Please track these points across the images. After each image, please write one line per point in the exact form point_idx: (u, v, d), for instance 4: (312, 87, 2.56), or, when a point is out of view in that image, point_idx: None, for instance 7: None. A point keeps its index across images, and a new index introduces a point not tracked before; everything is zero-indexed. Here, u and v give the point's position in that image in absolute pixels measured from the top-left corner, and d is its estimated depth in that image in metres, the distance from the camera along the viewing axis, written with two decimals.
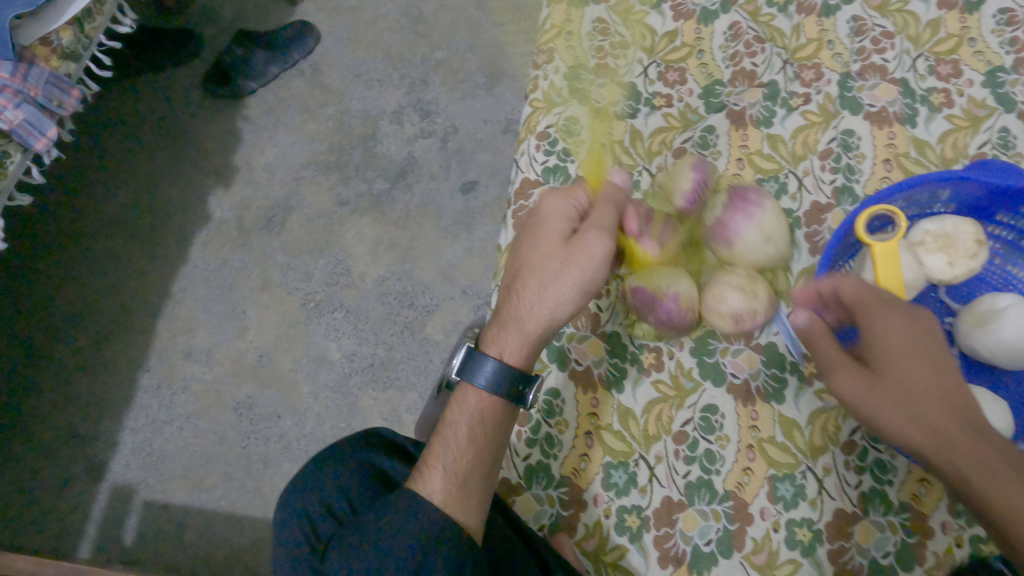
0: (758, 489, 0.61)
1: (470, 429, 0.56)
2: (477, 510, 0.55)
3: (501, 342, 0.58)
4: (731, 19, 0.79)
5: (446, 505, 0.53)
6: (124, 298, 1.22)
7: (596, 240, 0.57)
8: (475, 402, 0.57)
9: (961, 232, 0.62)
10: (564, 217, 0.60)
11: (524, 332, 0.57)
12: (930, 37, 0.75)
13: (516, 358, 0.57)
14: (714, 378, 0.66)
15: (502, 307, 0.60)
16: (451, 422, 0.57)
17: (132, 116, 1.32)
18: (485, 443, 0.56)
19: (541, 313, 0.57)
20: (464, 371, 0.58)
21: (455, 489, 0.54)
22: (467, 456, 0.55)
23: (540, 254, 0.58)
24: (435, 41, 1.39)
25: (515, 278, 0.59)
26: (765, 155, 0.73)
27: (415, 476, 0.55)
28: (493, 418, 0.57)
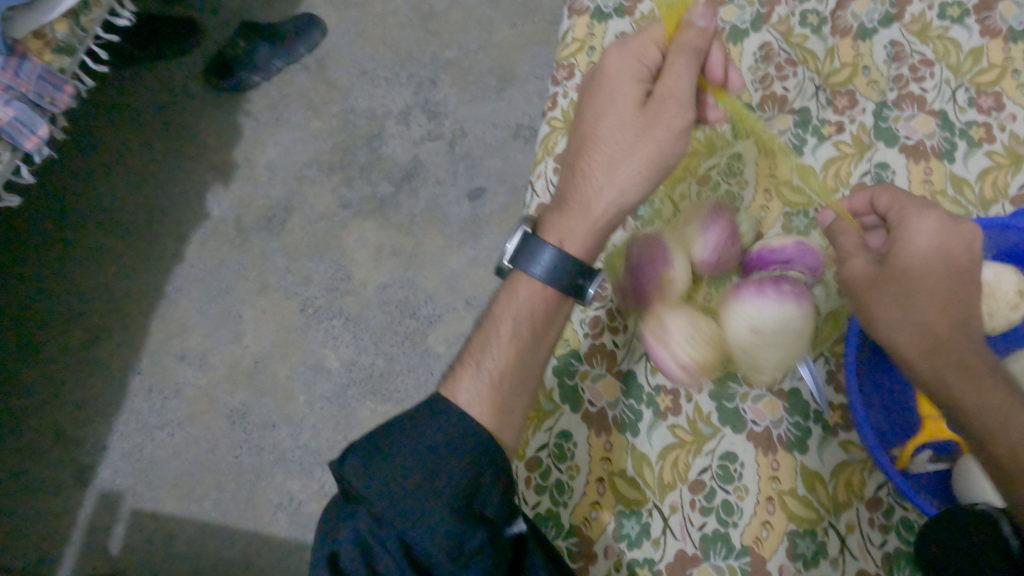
0: (777, 545, 0.58)
1: (516, 326, 0.56)
2: (510, 423, 0.55)
3: (564, 229, 0.57)
4: (762, 39, 0.75)
5: (476, 410, 0.53)
6: (117, 296, 1.18)
7: (672, 115, 0.54)
8: (524, 293, 0.57)
9: (1002, 282, 0.59)
10: (635, 80, 0.56)
11: (591, 219, 0.57)
12: (971, 66, 0.71)
13: (578, 247, 0.57)
14: (734, 424, 0.62)
15: (569, 186, 0.59)
16: (496, 317, 0.57)
17: (130, 106, 1.28)
18: (528, 344, 0.56)
19: (609, 199, 0.56)
20: (518, 257, 0.57)
21: (492, 395, 0.54)
22: (507, 358, 0.55)
23: (609, 126, 0.56)
24: (446, 39, 1.35)
25: (584, 153, 0.57)
26: (795, 186, 0.70)
27: (449, 381, 0.56)
28: (544, 310, 0.57)
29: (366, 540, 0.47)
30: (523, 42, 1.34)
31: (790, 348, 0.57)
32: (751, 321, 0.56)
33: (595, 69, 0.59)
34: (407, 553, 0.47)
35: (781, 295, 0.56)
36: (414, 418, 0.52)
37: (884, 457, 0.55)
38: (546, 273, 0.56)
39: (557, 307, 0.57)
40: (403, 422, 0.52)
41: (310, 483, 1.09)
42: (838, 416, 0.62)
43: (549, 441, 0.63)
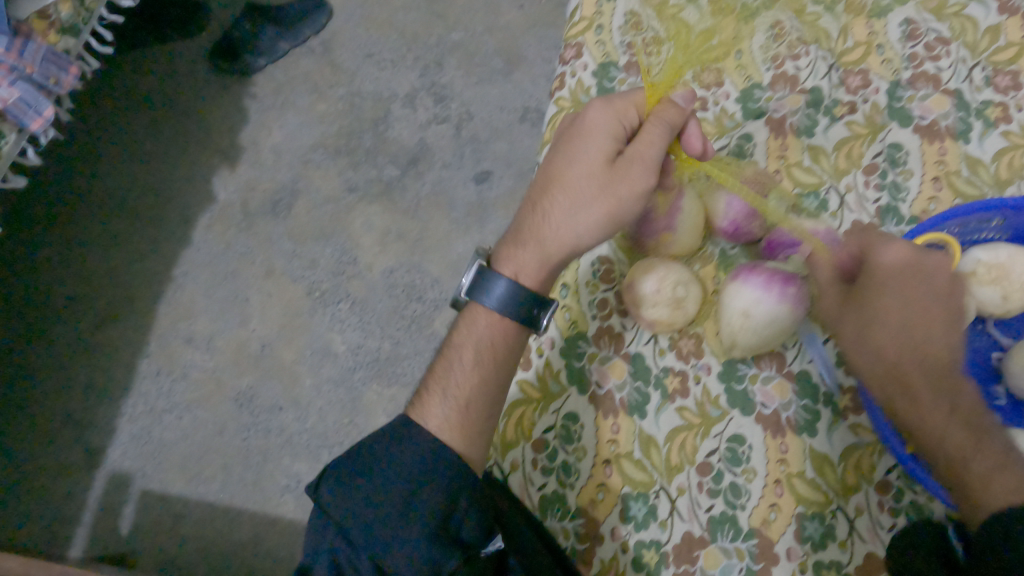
0: (784, 527, 0.58)
1: (476, 354, 0.53)
2: (479, 439, 0.52)
3: (518, 261, 0.55)
4: (774, 18, 0.74)
5: (442, 432, 0.51)
6: (124, 279, 1.18)
7: (639, 174, 0.52)
8: (482, 328, 0.54)
9: (1016, 264, 0.58)
10: (612, 136, 0.53)
11: (544, 254, 0.54)
12: (989, 45, 0.70)
13: (532, 279, 0.54)
14: (742, 406, 0.62)
15: (526, 221, 0.55)
16: (457, 345, 0.54)
17: (135, 88, 1.27)
18: (491, 369, 0.53)
19: (565, 239, 0.53)
20: (474, 290, 0.55)
21: (455, 416, 0.51)
22: (472, 380, 0.52)
23: (574, 172, 0.53)
24: (452, 22, 1.34)
25: (544, 190, 0.55)
26: (806, 167, 0.68)
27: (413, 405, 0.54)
28: (503, 344, 0.54)
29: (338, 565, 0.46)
30: (530, 24, 1.33)
31: (763, 344, 0.60)
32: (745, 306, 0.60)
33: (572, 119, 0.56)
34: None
35: (782, 294, 0.59)
36: (386, 438, 0.50)
37: (895, 439, 0.55)
38: (501, 309, 0.54)
39: (518, 343, 0.55)
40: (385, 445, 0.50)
41: (316, 466, 1.09)
42: (848, 398, 0.61)
43: (555, 423, 0.63)
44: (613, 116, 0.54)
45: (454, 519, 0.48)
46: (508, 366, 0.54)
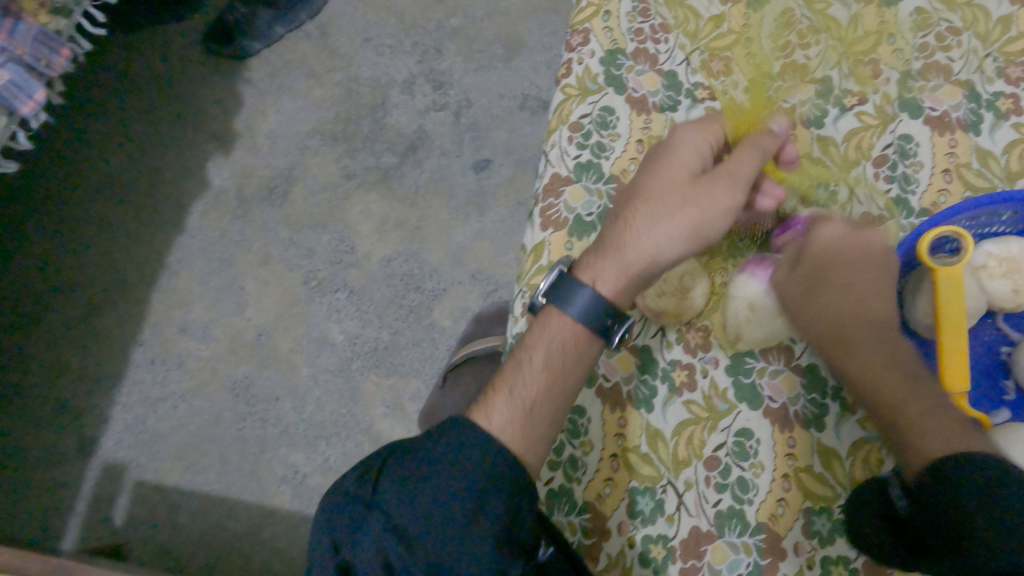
0: (792, 522, 0.58)
1: (546, 357, 0.54)
2: (539, 444, 0.53)
3: (597, 270, 0.55)
4: (783, 4, 0.72)
5: (503, 435, 0.51)
6: (117, 267, 1.16)
7: (726, 189, 0.53)
8: (553, 333, 0.54)
9: None
10: (697, 154, 0.56)
11: (624, 262, 0.54)
12: (1000, 35, 0.69)
13: (610, 288, 0.54)
14: (750, 400, 0.61)
15: (609, 232, 0.56)
16: (528, 346, 0.55)
17: (128, 72, 1.25)
18: (561, 374, 0.53)
19: (647, 247, 0.53)
20: (552, 295, 0.55)
21: (520, 417, 0.52)
22: (538, 382, 0.53)
23: (661, 186, 0.55)
24: (451, 7, 1.32)
25: (626, 202, 0.56)
26: (815, 158, 0.68)
27: (475, 407, 0.54)
28: (574, 352, 0.54)
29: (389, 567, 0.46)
30: (530, 10, 1.31)
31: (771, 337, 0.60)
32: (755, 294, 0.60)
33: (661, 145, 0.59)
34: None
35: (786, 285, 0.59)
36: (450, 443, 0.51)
37: None
38: (579, 318, 0.54)
39: (590, 351, 0.54)
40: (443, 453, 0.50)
41: (314, 456, 1.08)
42: None
43: None
44: (698, 139, 0.57)
45: (517, 523, 0.49)
46: (578, 373, 0.54)
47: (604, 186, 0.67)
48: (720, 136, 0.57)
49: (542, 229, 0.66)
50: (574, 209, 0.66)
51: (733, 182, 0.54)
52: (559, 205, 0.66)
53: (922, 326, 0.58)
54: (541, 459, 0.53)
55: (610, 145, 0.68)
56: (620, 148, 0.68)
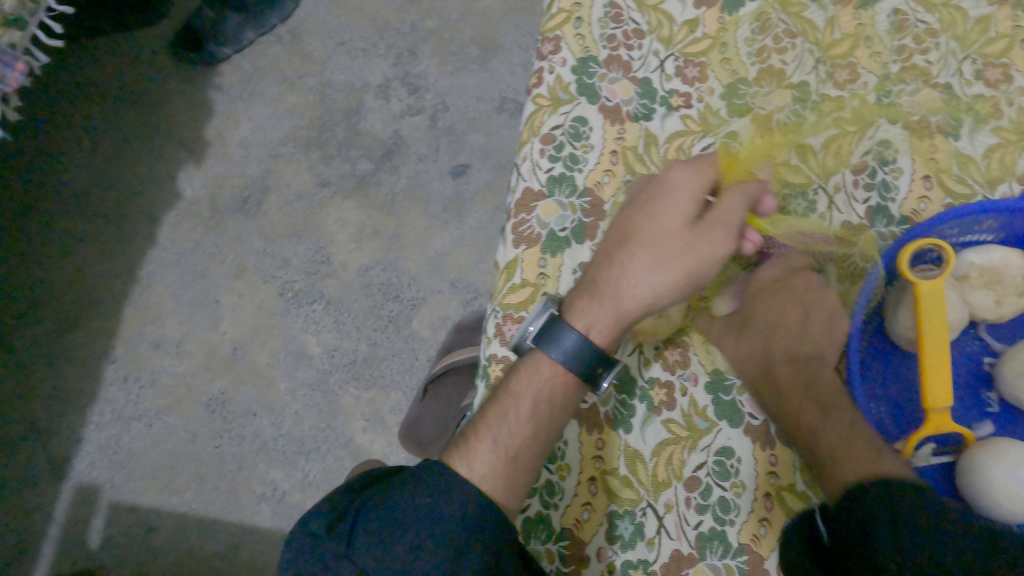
0: (775, 542, 0.57)
1: (535, 405, 0.53)
2: (519, 492, 0.52)
3: (591, 316, 0.54)
4: (759, 8, 0.70)
5: (487, 486, 0.50)
6: (87, 283, 1.13)
7: (721, 239, 0.52)
8: (541, 380, 0.53)
9: (1010, 267, 0.56)
10: (692, 195, 0.54)
11: (620, 312, 0.53)
12: (979, 36, 0.68)
13: (604, 337, 0.53)
14: (731, 418, 0.60)
15: (603, 272, 0.54)
16: (515, 393, 0.53)
17: (94, 81, 1.21)
18: (546, 422, 0.53)
19: (643, 296, 0.53)
20: (541, 337, 0.54)
21: (503, 467, 0.51)
22: (525, 431, 0.52)
23: (657, 229, 0.53)
24: (425, 8, 1.29)
25: (621, 242, 0.55)
26: (794, 167, 0.65)
27: (455, 452, 0.52)
28: (561, 400, 0.53)
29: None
30: (506, 10, 1.29)
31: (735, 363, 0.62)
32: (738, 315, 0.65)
33: (652, 177, 0.57)
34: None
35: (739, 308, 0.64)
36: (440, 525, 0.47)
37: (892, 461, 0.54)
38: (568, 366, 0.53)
39: (576, 397, 0.54)
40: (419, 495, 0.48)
41: (293, 472, 1.06)
42: None
43: None
44: (695, 178, 0.55)
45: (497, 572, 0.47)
46: (563, 421, 0.53)
47: (577, 200, 0.65)
48: (713, 176, 0.55)
49: (514, 246, 0.64)
50: (547, 224, 0.64)
51: (727, 230, 0.53)
52: (532, 221, 0.64)
53: (904, 340, 0.57)
54: (520, 506, 0.52)
55: (584, 157, 0.66)
56: (594, 160, 0.66)
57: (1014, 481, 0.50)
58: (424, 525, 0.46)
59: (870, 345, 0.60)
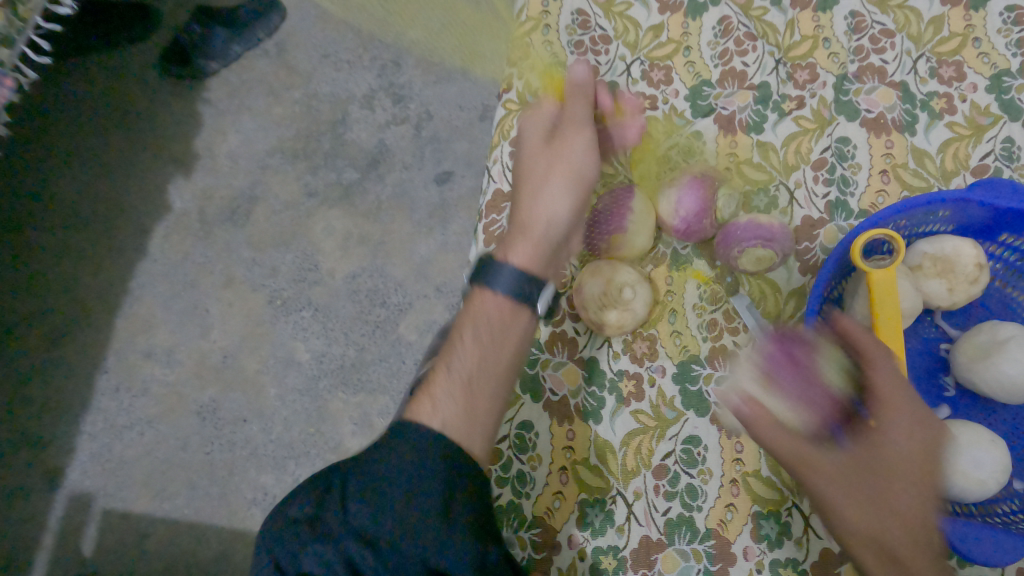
0: (741, 526, 0.58)
1: (476, 334, 0.52)
2: (480, 425, 0.50)
3: (511, 249, 0.54)
4: (720, 13, 0.73)
5: (446, 421, 0.48)
6: (78, 294, 1.15)
7: (575, 136, 0.58)
8: (480, 312, 0.53)
9: (962, 256, 0.58)
10: (539, 127, 0.60)
11: (531, 234, 0.55)
12: (932, 36, 0.70)
13: (527, 257, 0.54)
14: (697, 407, 0.62)
15: (507, 230, 0.58)
16: (457, 329, 0.54)
17: (83, 96, 1.23)
18: (493, 346, 0.52)
19: (542, 210, 0.56)
20: (477, 281, 0.54)
21: (459, 398, 0.50)
22: (471, 360, 0.51)
23: (525, 164, 0.59)
24: (408, 19, 1.31)
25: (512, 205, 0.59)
26: (755, 164, 0.68)
27: (414, 404, 0.50)
28: (501, 322, 0.53)
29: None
30: None
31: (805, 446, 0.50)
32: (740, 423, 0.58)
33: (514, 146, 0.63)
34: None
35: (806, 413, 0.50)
36: (425, 535, 0.44)
37: None
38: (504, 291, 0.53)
39: (516, 319, 0.53)
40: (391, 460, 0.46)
41: (283, 477, 1.08)
42: None
43: (509, 433, 0.61)
44: (529, 122, 0.61)
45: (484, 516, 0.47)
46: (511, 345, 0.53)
47: None
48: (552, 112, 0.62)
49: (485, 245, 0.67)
50: None
51: (576, 128, 0.59)
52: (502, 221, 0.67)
53: (859, 327, 0.59)
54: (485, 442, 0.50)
55: None
56: None
57: (966, 462, 0.53)
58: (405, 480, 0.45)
59: None
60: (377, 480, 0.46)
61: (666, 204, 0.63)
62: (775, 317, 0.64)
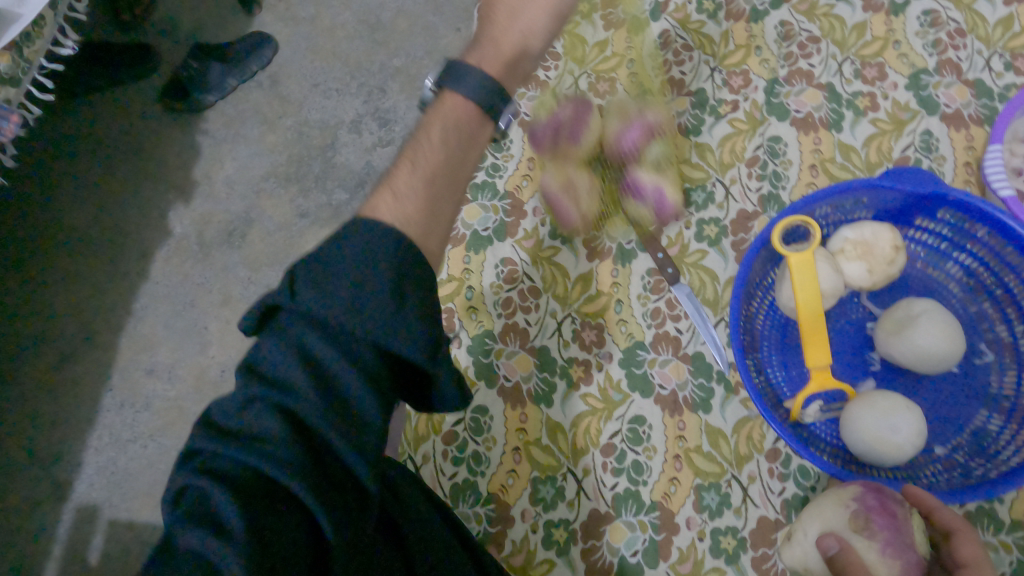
0: (684, 498, 0.62)
1: (444, 132, 0.47)
2: (437, 232, 0.43)
3: (480, 56, 0.53)
4: (661, 27, 0.79)
5: (405, 213, 0.42)
6: (85, 317, 1.22)
7: None
8: (447, 115, 0.48)
9: (879, 240, 0.63)
10: None
11: (501, 47, 0.53)
12: (856, 40, 0.75)
13: (496, 67, 0.52)
14: (642, 389, 0.66)
15: (476, 41, 0.55)
16: (424, 126, 0.48)
17: (90, 131, 1.32)
18: (460, 146, 0.48)
19: (518, 32, 0.54)
20: (447, 85, 0.50)
21: (423, 191, 0.44)
22: (438, 157, 0.46)
23: None
24: (392, 47, 1.39)
25: (484, 18, 0.56)
26: (693, 164, 0.74)
27: (372, 197, 0.44)
28: (467, 127, 0.49)
29: (198, 456, 0.33)
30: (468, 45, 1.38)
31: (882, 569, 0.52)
32: (803, 563, 0.56)
33: None
34: (174, 535, 0.31)
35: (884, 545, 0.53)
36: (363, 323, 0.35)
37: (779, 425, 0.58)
38: (468, 95, 0.49)
39: (479, 129, 0.50)
40: (333, 249, 0.37)
41: None
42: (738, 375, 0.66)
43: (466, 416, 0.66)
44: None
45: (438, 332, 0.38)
46: (475, 148, 0.49)
47: (498, 203, 0.74)
48: None
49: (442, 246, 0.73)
50: (470, 225, 0.73)
51: None
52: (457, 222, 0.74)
53: (787, 310, 0.64)
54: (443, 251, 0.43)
55: (504, 165, 0.76)
56: (513, 167, 0.76)
57: (883, 427, 0.57)
58: (356, 272, 0.36)
59: (764, 316, 0.67)
60: (320, 265, 0.36)
61: (613, 128, 0.69)
62: (713, 304, 0.69)
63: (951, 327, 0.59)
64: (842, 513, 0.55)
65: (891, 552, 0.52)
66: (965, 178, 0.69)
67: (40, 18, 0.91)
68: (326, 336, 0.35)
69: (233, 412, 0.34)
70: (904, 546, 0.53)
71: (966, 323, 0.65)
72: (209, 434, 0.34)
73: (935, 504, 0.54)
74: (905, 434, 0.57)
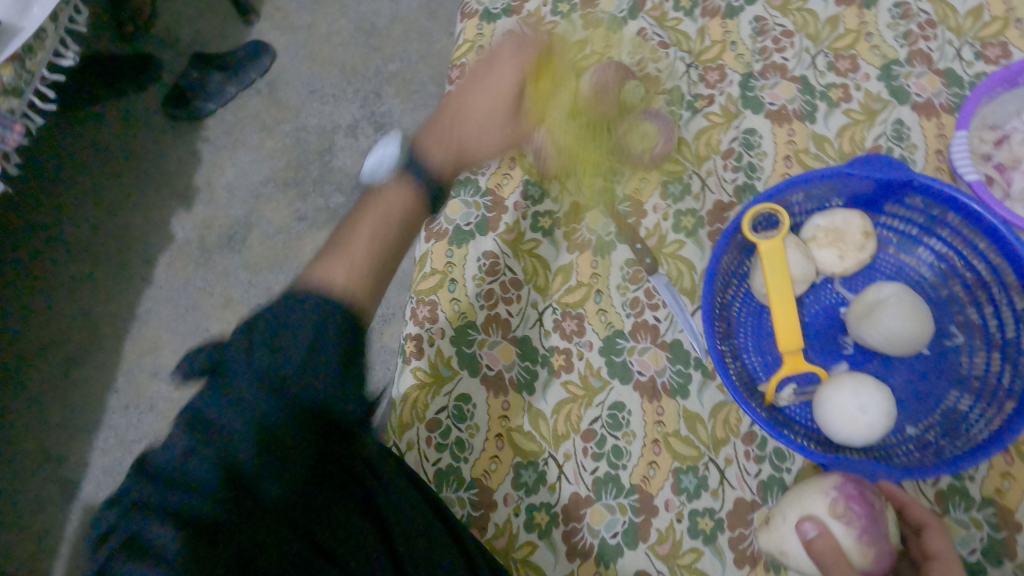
0: (662, 481, 0.64)
1: (388, 216, 0.54)
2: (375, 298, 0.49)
3: (442, 160, 0.59)
4: (638, 25, 0.81)
5: (352, 279, 0.47)
6: (91, 322, 1.25)
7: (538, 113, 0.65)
8: (389, 200, 0.54)
9: (850, 226, 0.64)
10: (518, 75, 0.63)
11: (458, 159, 0.61)
12: (829, 33, 0.77)
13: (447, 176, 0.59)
14: (621, 376, 0.68)
15: (439, 139, 0.60)
16: (370, 206, 0.54)
17: (93, 141, 1.35)
18: (399, 229, 0.54)
19: (475, 151, 0.62)
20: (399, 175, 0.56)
21: (363, 265, 0.49)
22: (380, 237, 0.52)
23: (485, 105, 0.63)
24: (387, 53, 1.41)
25: (451, 120, 0.62)
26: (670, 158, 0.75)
27: (318, 264, 0.48)
28: (408, 217, 0.55)
29: (127, 500, 0.34)
30: None
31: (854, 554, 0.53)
32: (780, 545, 0.57)
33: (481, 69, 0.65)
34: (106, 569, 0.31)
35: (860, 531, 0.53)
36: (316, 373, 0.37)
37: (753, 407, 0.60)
38: (417, 182, 0.56)
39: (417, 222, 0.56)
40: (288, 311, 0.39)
41: None
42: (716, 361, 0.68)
43: (449, 405, 0.68)
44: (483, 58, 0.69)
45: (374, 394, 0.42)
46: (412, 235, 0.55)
47: (480, 199, 0.76)
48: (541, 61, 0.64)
49: (426, 241, 0.75)
50: (453, 221, 0.75)
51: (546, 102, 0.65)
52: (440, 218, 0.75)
53: (761, 296, 0.66)
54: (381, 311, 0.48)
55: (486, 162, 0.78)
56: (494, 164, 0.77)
57: (853, 408, 0.59)
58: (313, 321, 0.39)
59: (739, 303, 0.69)
60: (277, 322, 0.39)
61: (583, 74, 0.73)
62: (691, 293, 0.70)
63: (917, 308, 0.61)
64: (823, 499, 0.55)
65: (867, 539, 0.52)
66: (937, 165, 0.71)
67: (41, 31, 0.94)
68: (269, 391, 0.36)
69: (172, 454, 0.34)
70: (880, 536, 0.53)
71: (938, 306, 0.66)
72: (142, 479, 0.34)
73: (907, 499, 0.56)
74: (874, 415, 0.59)
